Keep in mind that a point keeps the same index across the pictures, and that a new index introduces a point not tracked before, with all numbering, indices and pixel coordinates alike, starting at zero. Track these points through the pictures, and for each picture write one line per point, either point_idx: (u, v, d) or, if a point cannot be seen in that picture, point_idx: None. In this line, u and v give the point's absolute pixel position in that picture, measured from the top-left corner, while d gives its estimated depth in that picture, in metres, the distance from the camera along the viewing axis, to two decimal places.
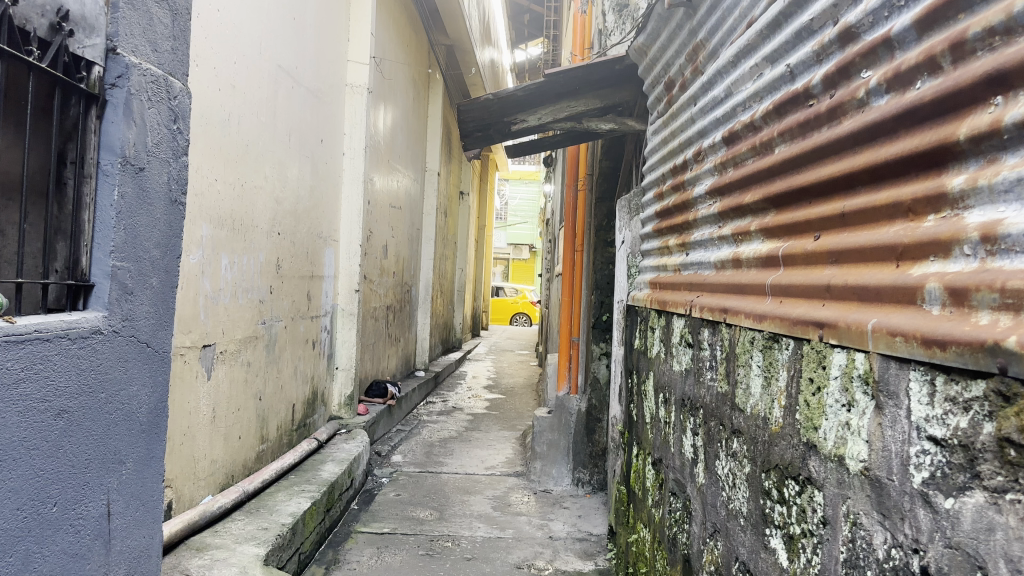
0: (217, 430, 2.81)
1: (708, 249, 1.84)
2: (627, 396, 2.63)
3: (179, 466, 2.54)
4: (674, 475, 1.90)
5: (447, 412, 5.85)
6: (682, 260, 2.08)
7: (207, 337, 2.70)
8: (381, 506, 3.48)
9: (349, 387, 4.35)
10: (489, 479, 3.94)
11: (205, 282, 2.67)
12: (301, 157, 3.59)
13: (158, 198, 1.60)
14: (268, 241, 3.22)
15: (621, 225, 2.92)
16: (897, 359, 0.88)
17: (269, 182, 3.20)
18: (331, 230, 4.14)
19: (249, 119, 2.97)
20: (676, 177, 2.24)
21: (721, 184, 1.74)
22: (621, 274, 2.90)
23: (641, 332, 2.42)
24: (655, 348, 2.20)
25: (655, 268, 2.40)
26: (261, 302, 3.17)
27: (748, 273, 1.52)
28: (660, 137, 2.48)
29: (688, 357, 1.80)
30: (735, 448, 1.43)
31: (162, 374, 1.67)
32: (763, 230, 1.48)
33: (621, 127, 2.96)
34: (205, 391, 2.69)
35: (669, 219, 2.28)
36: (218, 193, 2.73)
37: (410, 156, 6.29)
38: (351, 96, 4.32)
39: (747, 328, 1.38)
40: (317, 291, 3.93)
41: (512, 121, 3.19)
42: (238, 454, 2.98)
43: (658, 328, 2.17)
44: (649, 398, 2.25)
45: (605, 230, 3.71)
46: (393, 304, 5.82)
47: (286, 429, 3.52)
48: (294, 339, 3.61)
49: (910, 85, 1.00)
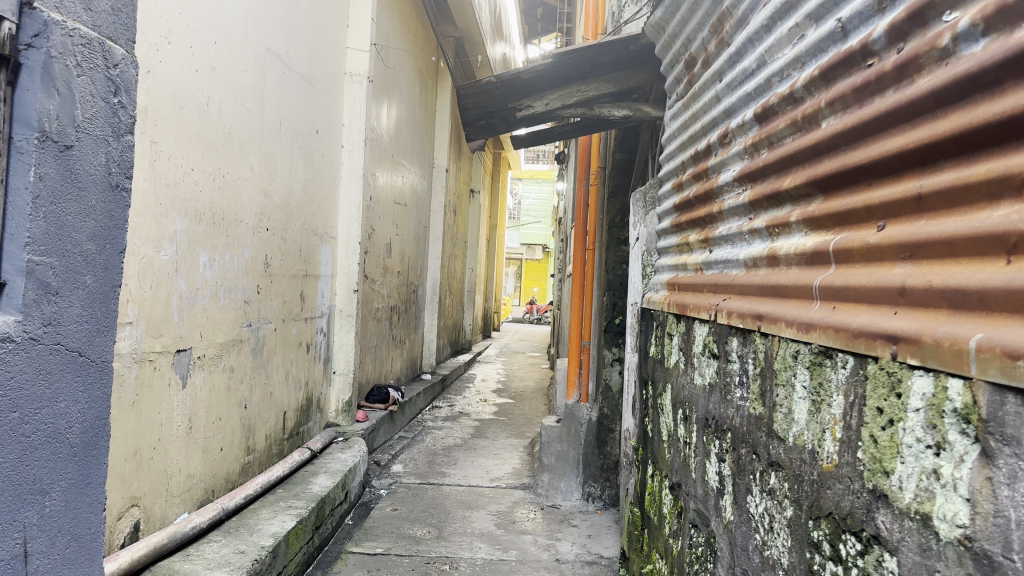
0: (195, 442, 2.59)
1: (737, 244, 1.60)
2: (642, 410, 2.38)
3: (150, 482, 2.32)
4: (696, 505, 1.65)
5: (453, 418, 5.61)
6: (705, 258, 1.83)
7: (183, 341, 2.48)
8: (376, 521, 3.25)
9: (347, 392, 4.13)
10: (494, 492, 3.70)
11: (180, 281, 2.45)
12: (293, 148, 3.36)
13: (93, 181, 1.37)
14: (255, 237, 3.00)
15: (635, 221, 2.67)
16: (1017, 392, 0.64)
17: (255, 173, 2.97)
18: (327, 227, 3.91)
19: (233, 105, 2.75)
20: (698, 164, 1.99)
21: (753, 168, 1.49)
22: (635, 274, 2.64)
23: (658, 338, 2.17)
24: (673, 357, 1.95)
25: (674, 267, 2.15)
26: (247, 303, 2.95)
27: (788, 271, 1.26)
28: (678, 121, 2.23)
29: (712, 371, 1.56)
30: (773, 484, 1.18)
31: (101, 388, 1.44)
32: (806, 220, 1.23)
33: (635, 114, 2.71)
34: (180, 400, 2.47)
35: (689, 212, 2.03)
36: (195, 184, 2.51)
37: (417, 151, 6.06)
38: (350, 85, 4.09)
39: (790, 340, 1.14)
40: (312, 290, 3.71)
41: (516, 107, 2.98)
42: (219, 467, 2.77)
43: (676, 334, 1.93)
44: (666, 413, 2.01)
45: (618, 227, 3.45)
46: (397, 304, 5.58)
47: (276, 438, 3.30)
48: (285, 343, 3.39)
49: (1020, 21, 0.75)
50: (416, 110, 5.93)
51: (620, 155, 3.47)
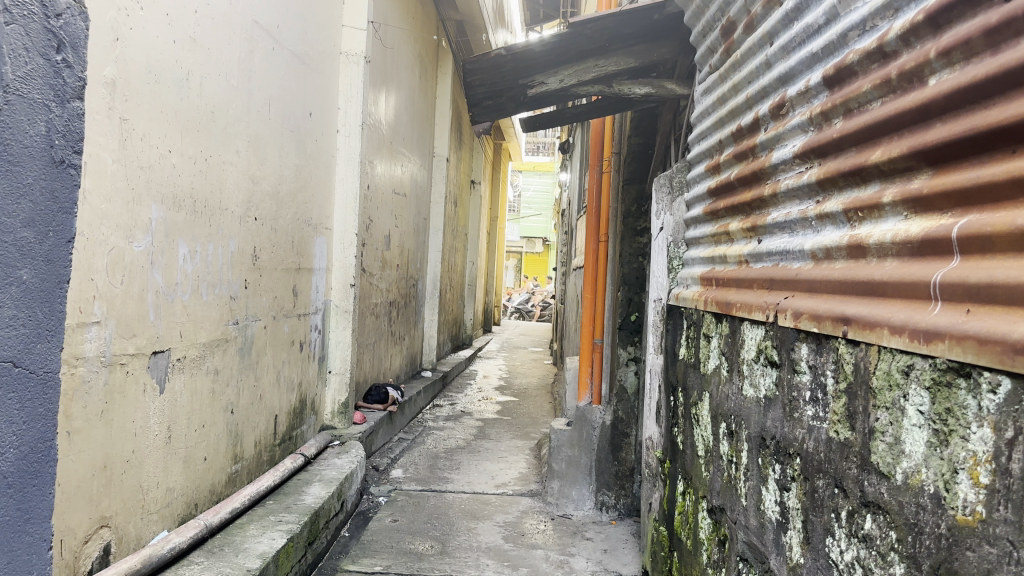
0: (174, 453, 2.35)
1: (799, 232, 1.36)
2: (668, 417, 2.14)
3: (122, 500, 2.08)
4: (747, 536, 1.42)
5: (455, 417, 5.37)
6: (752, 249, 1.59)
7: (160, 341, 2.24)
8: (375, 534, 3.01)
9: (343, 393, 3.89)
10: (500, 500, 3.46)
11: (157, 275, 2.21)
12: (284, 132, 3.11)
13: (30, 155, 1.13)
14: (242, 228, 2.75)
15: (658, 208, 2.42)
16: None
17: (242, 157, 2.73)
18: (322, 217, 3.66)
19: (216, 82, 2.50)
20: (740, 143, 1.75)
21: (827, 141, 1.25)
22: (658, 267, 2.40)
23: (689, 340, 1.94)
24: (711, 362, 1.72)
25: (709, 259, 1.90)
26: (233, 299, 2.70)
27: (884, 264, 1.03)
28: (713, 96, 1.98)
29: (771, 382, 1.33)
30: (870, 530, 0.95)
31: (44, 404, 1.20)
32: (911, 201, 0.99)
33: (658, 91, 2.46)
34: (157, 407, 2.24)
35: (729, 196, 1.79)
36: (173, 168, 2.26)
37: (416, 139, 5.81)
38: (346, 65, 3.84)
39: (900, 351, 0.90)
40: (305, 285, 3.46)
41: (528, 85, 2.72)
42: (203, 480, 2.53)
43: (716, 336, 1.70)
44: (702, 424, 1.77)
45: (634, 217, 3.18)
46: (396, 300, 5.33)
47: (266, 445, 3.06)
48: (276, 342, 3.14)
49: None
50: (415, 96, 5.67)
51: (637, 139, 3.22)
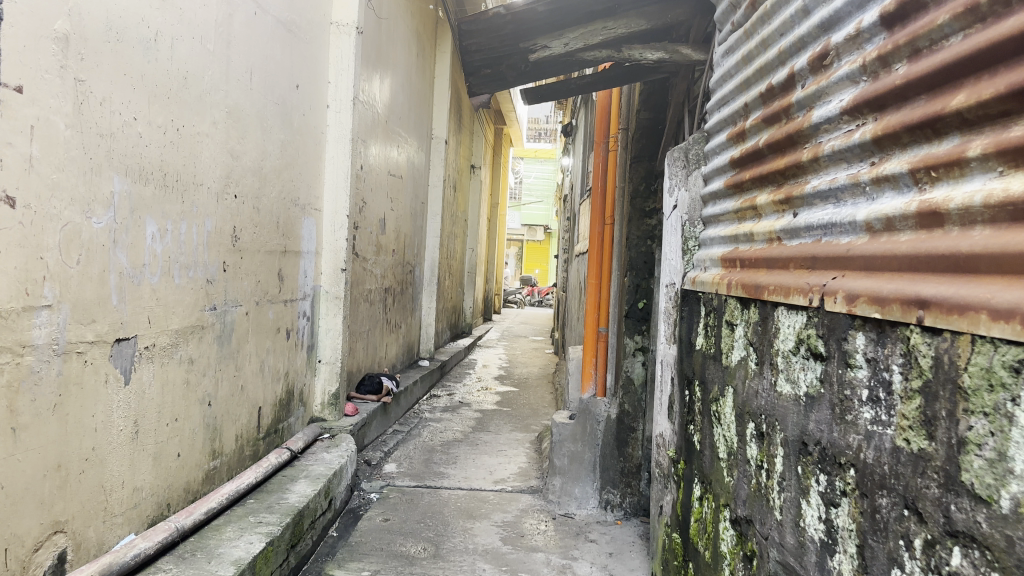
0: (143, 449, 2.16)
1: (849, 201, 1.16)
2: (683, 414, 1.94)
3: (81, 502, 1.89)
4: (781, 554, 1.23)
5: (452, 408, 5.18)
6: (786, 223, 1.39)
7: (125, 328, 2.04)
8: (364, 535, 2.82)
9: (334, 384, 3.69)
10: (499, 497, 3.27)
11: (121, 255, 2.01)
12: (268, 104, 2.90)
13: None
14: (219, 206, 2.54)
15: (671, 184, 2.20)
16: None
17: (219, 129, 2.51)
18: (310, 197, 3.45)
19: (190, 44, 2.28)
20: (771, 104, 1.55)
21: (888, 89, 1.06)
22: (669, 249, 2.20)
23: (707, 329, 1.75)
24: (735, 353, 1.53)
25: (731, 237, 1.70)
26: (210, 282, 2.50)
27: (971, 233, 0.83)
28: (737, 56, 1.78)
29: (816, 377, 1.14)
30: (959, 568, 0.76)
31: None
32: (1009, 153, 0.79)
33: (672, 56, 2.27)
34: (123, 400, 2.04)
35: (756, 165, 1.59)
36: (140, 138, 2.05)
37: (413, 119, 5.59)
38: (337, 36, 3.63)
39: (1006, 342, 0.70)
40: (292, 268, 3.26)
41: (530, 49, 2.58)
42: (175, 479, 2.34)
43: (742, 323, 1.50)
44: (723, 423, 1.58)
45: (642, 197, 2.98)
46: (391, 286, 5.14)
47: (248, 439, 2.87)
48: (260, 328, 2.95)
49: None
50: (412, 74, 5.46)
51: (647, 114, 3.02)
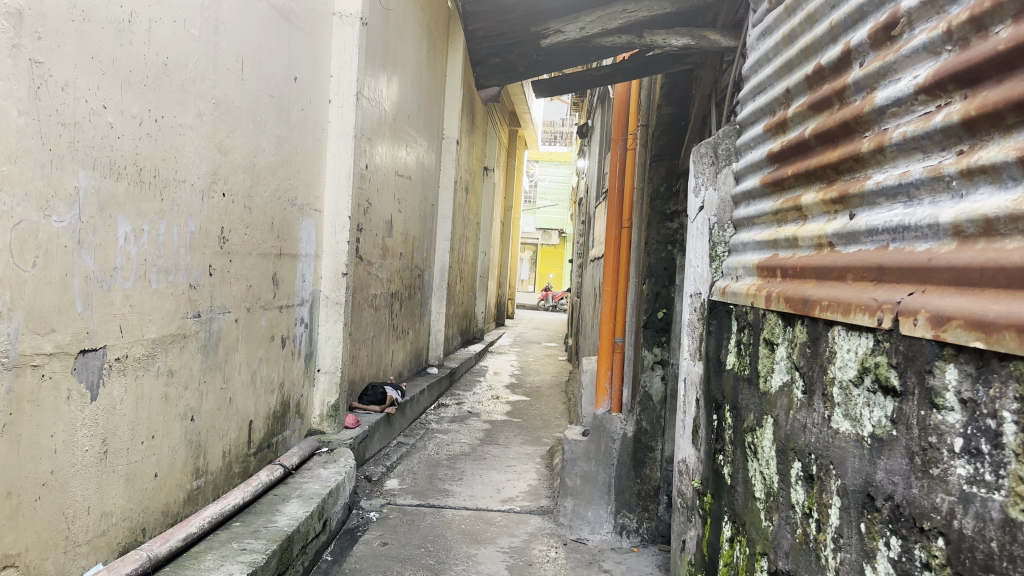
0: (113, 471, 1.96)
1: (928, 199, 0.95)
2: (710, 441, 1.73)
3: (38, 532, 1.69)
4: None
5: (460, 419, 4.97)
6: (841, 226, 1.18)
7: (92, 338, 1.84)
8: (360, 561, 2.62)
9: (333, 394, 3.49)
10: (506, 519, 3.06)
11: (86, 258, 1.81)
12: (261, 97, 2.70)
13: None
14: (204, 205, 2.35)
15: (697, 183, 1.98)
16: None
17: (205, 121, 2.32)
18: (309, 197, 3.26)
19: (171, 28, 2.09)
20: (820, 88, 1.33)
21: (983, 59, 0.85)
22: (694, 256, 1.99)
23: (740, 347, 1.54)
24: (776, 377, 1.32)
25: (769, 243, 1.49)
26: (193, 287, 2.31)
27: None
28: (777, 36, 1.57)
29: (887, 416, 0.93)
30: None
31: None
32: None
33: (698, 42, 2.09)
34: (89, 418, 1.84)
35: (802, 159, 1.38)
36: (110, 129, 1.86)
37: (423, 118, 5.40)
38: (340, 27, 3.43)
39: None
40: (288, 272, 3.07)
41: (541, 33, 2.38)
42: (152, 502, 2.14)
43: (785, 344, 1.29)
44: (761, 458, 1.37)
45: (663, 198, 2.77)
46: (398, 290, 4.94)
47: (237, 455, 2.67)
48: (252, 336, 2.75)
49: None
50: (422, 72, 5.26)
51: (668, 109, 2.80)
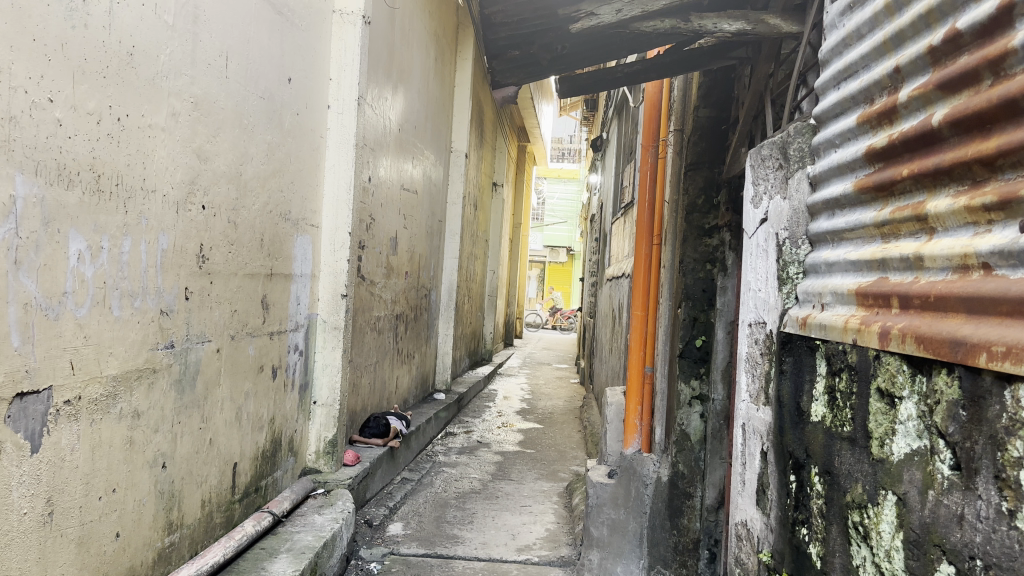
0: (61, 535, 1.64)
1: None
2: (785, 508, 1.40)
3: None
4: None
5: (469, 450, 4.63)
6: (1006, 241, 0.85)
7: (33, 378, 1.53)
8: None
9: (330, 429, 3.16)
10: (524, 572, 2.72)
11: (25, 280, 1.50)
12: (249, 97, 2.40)
13: None
14: (179, 219, 2.04)
15: (757, 191, 1.67)
16: None
17: (182, 123, 2.02)
18: (306, 211, 2.96)
19: (138, 12, 1.79)
20: (953, 61, 1.01)
21: None
22: (755, 276, 1.67)
23: (834, 394, 1.21)
24: (902, 442, 1.00)
25: (874, 263, 1.16)
26: (165, 314, 2.00)
27: None
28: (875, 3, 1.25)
29: None
30: None
31: None
32: None
33: (756, 27, 1.78)
34: (28, 475, 1.52)
35: (927, 154, 1.06)
36: (56, 125, 1.55)
37: (431, 130, 5.11)
38: (341, 26, 3.15)
39: None
40: (280, 294, 2.76)
41: (572, 18, 2.16)
42: (112, 567, 1.82)
43: (915, 399, 0.97)
44: (877, 546, 1.04)
45: (701, 212, 2.46)
46: (404, 311, 4.64)
47: (220, 502, 2.35)
48: (237, 368, 2.43)
49: None
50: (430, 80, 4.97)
51: (706, 112, 2.48)
